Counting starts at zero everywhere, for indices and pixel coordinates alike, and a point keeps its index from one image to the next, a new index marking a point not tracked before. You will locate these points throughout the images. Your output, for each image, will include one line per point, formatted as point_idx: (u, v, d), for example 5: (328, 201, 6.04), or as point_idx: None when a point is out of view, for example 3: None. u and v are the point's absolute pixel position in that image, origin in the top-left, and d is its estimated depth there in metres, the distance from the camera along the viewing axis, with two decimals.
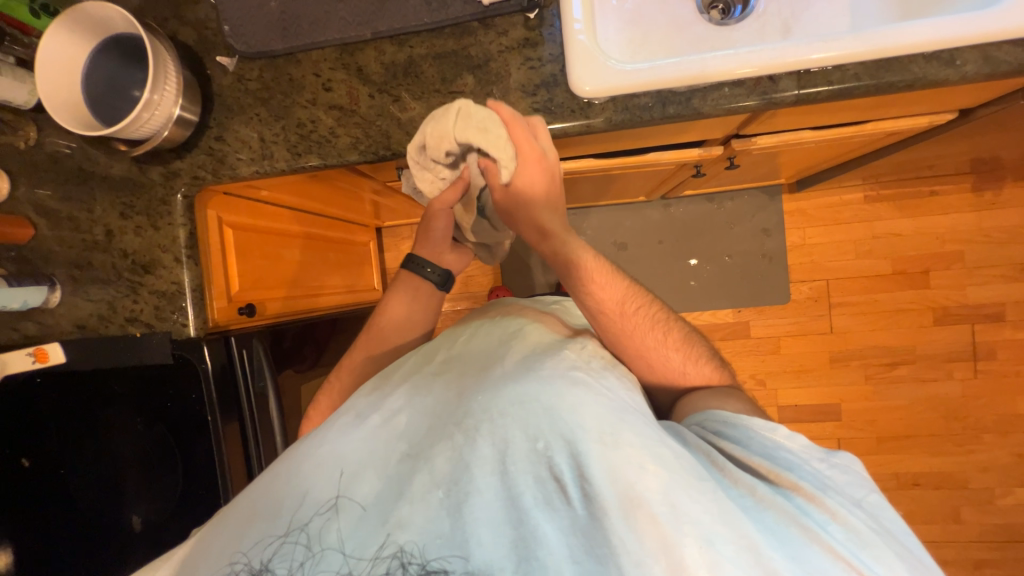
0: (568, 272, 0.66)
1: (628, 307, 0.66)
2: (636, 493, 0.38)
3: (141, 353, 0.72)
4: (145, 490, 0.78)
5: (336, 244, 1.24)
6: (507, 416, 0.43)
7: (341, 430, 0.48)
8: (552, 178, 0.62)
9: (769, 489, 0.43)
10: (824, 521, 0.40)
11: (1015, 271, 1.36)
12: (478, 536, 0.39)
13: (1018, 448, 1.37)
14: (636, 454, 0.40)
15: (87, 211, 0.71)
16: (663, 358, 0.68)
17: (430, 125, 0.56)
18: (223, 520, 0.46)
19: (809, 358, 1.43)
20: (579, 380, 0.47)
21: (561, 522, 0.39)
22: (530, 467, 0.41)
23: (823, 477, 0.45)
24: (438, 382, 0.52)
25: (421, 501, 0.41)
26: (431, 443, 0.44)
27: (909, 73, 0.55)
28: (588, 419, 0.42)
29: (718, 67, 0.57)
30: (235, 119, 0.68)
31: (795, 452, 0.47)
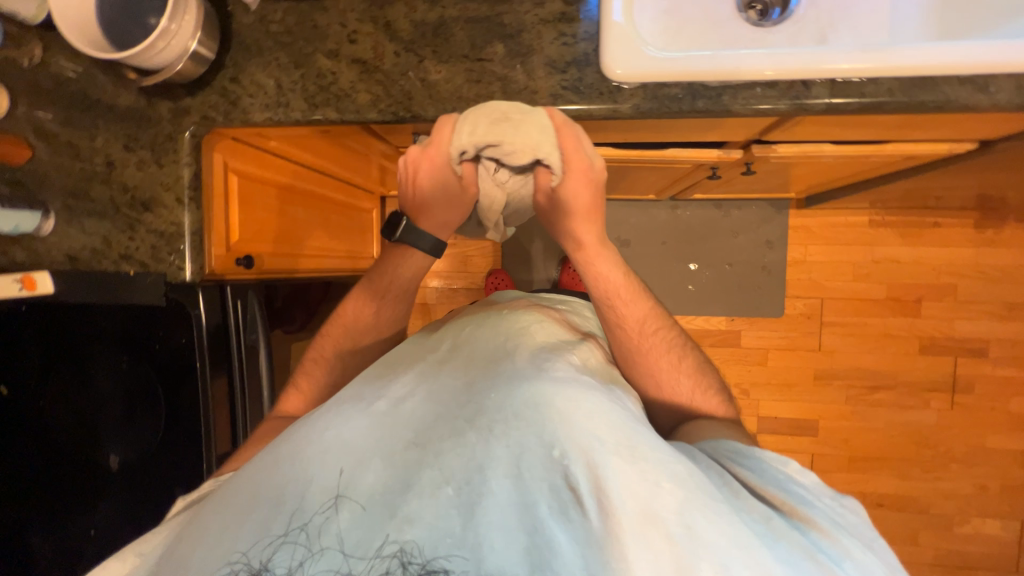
0: (593, 285, 0.68)
1: (646, 327, 0.69)
2: (653, 511, 0.38)
3: (132, 291, 0.71)
4: (125, 430, 0.76)
5: (340, 207, 1.22)
6: (522, 419, 0.42)
7: (346, 415, 0.47)
8: (597, 188, 0.62)
9: (785, 522, 0.40)
10: (840, 558, 0.39)
11: (1003, 309, 1.39)
12: (490, 540, 0.38)
13: (982, 480, 1.42)
14: (653, 469, 0.39)
15: (89, 139, 0.69)
16: (672, 382, 0.69)
17: (500, 126, 0.54)
18: (221, 499, 0.45)
19: (793, 373, 1.46)
20: (592, 387, 0.47)
21: (575, 532, 0.38)
22: (544, 473, 0.40)
23: (836, 513, 0.44)
24: (446, 373, 0.51)
25: (431, 496, 0.40)
26: (441, 437, 0.43)
27: (942, 94, 0.55)
28: (604, 429, 0.42)
29: (753, 65, 0.56)
30: (253, 61, 0.66)
31: (805, 488, 0.46)
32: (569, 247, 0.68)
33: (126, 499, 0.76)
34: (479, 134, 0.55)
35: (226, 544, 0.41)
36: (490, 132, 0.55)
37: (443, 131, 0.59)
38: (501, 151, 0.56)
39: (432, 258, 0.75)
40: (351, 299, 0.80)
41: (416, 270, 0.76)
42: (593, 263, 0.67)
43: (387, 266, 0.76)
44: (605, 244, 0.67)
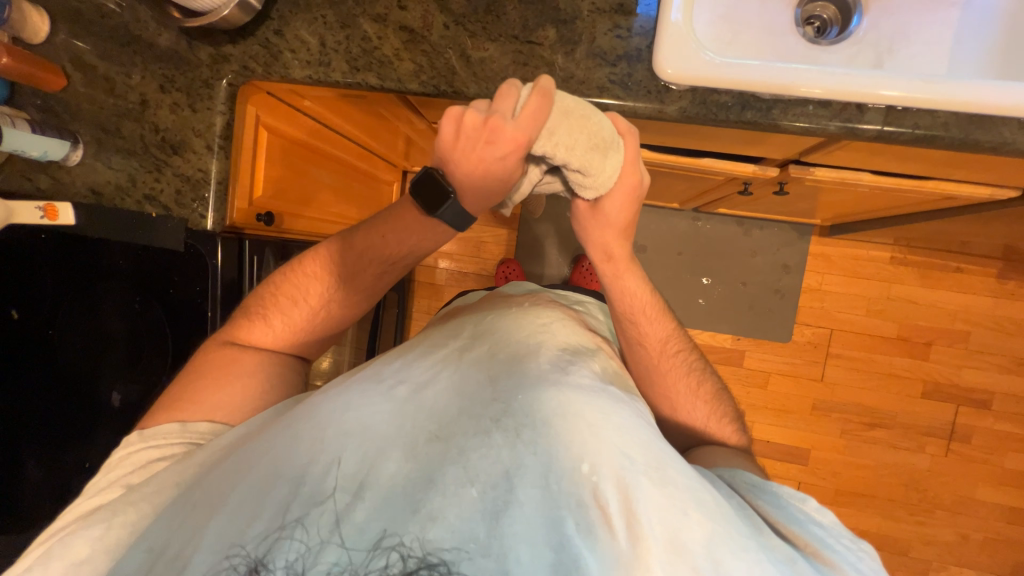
0: (618, 301, 0.68)
1: (668, 347, 0.69)
2: (679, 540, 0.39)
3: (153, 233, 0.71)
4: (131, 370, 0.78)
5: (362, 176, 1.21)
6: (551, 426, 0.42)
7: (367, 398, 0.46)
8: (637, 204, 0.62)
9: (808, 564, 0.42)
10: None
11: (1013, 363, 1.37)
12: (515, 553, 0.38)
13: (965, 530, 1.41)
14: (681, 497, 0.40)
15: (125, 75, 0.68)
16: (688, 406, 0.68)
17: (596, 155, 0.52)
18: (235, 473, 0.45)
19: (792, 400, 1.45)
20: (619, 398, 0.47)
21: (602, 554, 0.38)
22: (573, 488, 0.40)
23: (854, 558, 0.45)
24: (469, 361, 0.49)
25: (456, 497, 0.39)
26: (465, 434, 0.43)
27: (998, 135, 0.53)
28: (634, 448, 0.42)
29: (809, 82, 0.54)
30: (300, 16, 0.64)
31: (824, 526, 0.47)
32: (598, 259, 0.67)
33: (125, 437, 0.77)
34: (576, 155, 0.52)
35: (239, 529, 0.41)
36: (586, 159, 0.52)
37: (541, 122, 0.50)
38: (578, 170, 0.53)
39: (456, 233, 0.66)
40: (318, 246, 0.71)
41: (432, 240, 0.67)
42: (621, 279, 0.67)
43: (395, 229, 0.66)
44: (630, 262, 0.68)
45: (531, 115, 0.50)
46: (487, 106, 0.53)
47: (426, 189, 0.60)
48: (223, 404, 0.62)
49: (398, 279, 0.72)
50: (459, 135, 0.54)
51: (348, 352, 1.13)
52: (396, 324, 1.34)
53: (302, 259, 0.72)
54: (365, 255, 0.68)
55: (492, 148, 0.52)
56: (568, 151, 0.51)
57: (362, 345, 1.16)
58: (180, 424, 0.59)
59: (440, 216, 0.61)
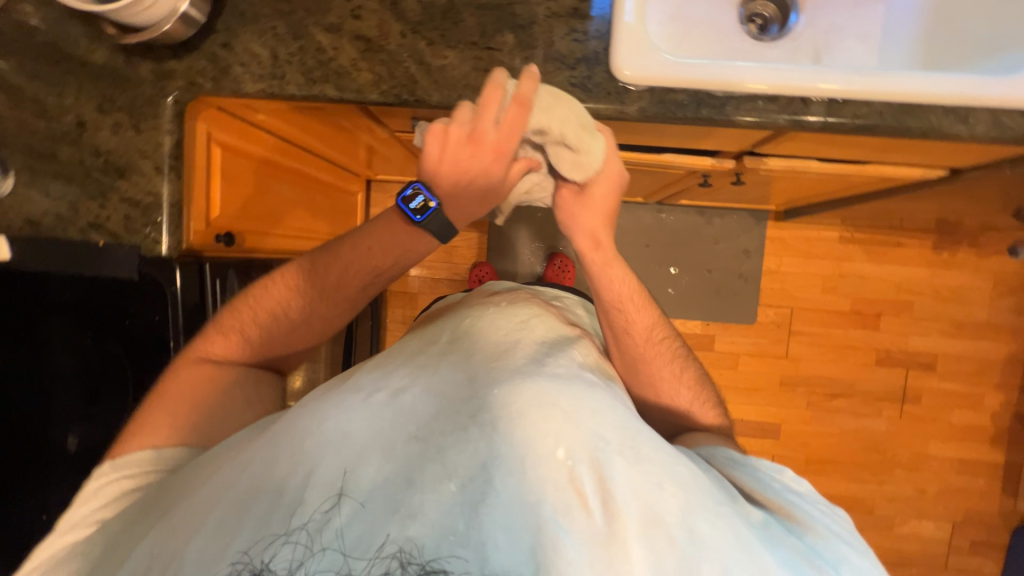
0: (605, 292, 0.68)
1: (653, 335, 0.70)
2: (656, 512, 0.39)
3: (101, 264, 0.66)
4: (87, 408, 0.72)
5: (325, 188, 1.17)
6: (526, 416, 0.41)
7: (344, 406, 0.45)
8: (618, 193, 0.66)
9: (782, 527, 0.43)
10: (836, 561, 0.42)
11: (952, 327, 1.49)
12: (493, 539, 0.38)
13: (922, 484, 1.53)
14: (657, 472, 0.41)
15: (57, 96, 0.64)
16: (673, 392, 0.70)
17: (586, 135, 0.55)
18: (216, 489, 0.45)
19: (761, 378, 1.52)
20: (593, 383, 0.48)
21: (579, 533, 0.38)
22: (549, 473, 0.39)
23: (830, 520, 0.46)
24: (447, 359, 0.49)
25: (433, 492, 0.40)
26: (442, 432, 0.42)
27: (926, 122, 0.58)
28: (609, 429, 0.42)
29: (755, 78, 0.57)
30: (248, 28, 0.62)
31: (801, 494, 0.50)
32: (582, 251, 0.68)
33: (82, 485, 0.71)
34: (569, 132, 0.54)
35: (229, 541, 0.41)
36: (578, 136, 0.55)
37: (523, 129, 0.53)
38: (571, 147, 0.55)
39: (440, 242, 0.65)
40: (284, 268, 0.68)
41: (416, 250, 0.65)
42: (609, 268, 0.68)
43: (379, 235, 0.65)
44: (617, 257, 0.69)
45: (512, 124, 0.52)
46: (465, 115, 0.54)
47: (411, 200, 0.60)
48: (199, 426, 0.61)
49: (382, 288, 0.70)
50: (445, 151, 0.55)
51: (323, 369, 1.09)
52: (371, 336, 1.31)
53: (274, 273, 0.69)
54: (348, 268, 0.66)
55: (477, 157, 0.54)
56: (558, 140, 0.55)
57: (337, 360, 1.13)
58: (152, 450, 0.57)
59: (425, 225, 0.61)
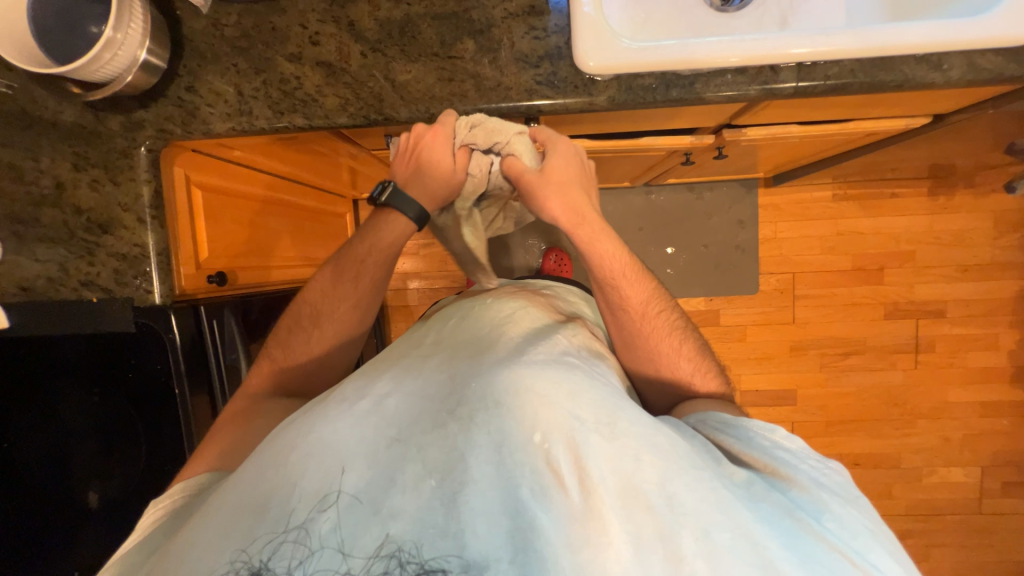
0: (597, 269, 0.66)
1: (648, 310, 0.69)
2: (633, 484, 0.40)
3: (99, 320, 0.67)
4: (101, 465, 0.72)
5: (311, 215, 1.18)
6: (503, 405, 0.44)
7: (331, 417, 0.48)
8: (582, 166, 0.66)
9: (765, 485, 0.45)
10: (818, 512, 0.43)
11: (958, 271, 1.47)
12: (473, 526, 0.40)
13: (946, 432, 1.51)
14: (632, 445, 0.42)
15: (32, 160, 0.64)
16: (672, 366, 0.70)
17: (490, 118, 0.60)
18: (211, 510, 0.46)
19: (771, 346, 1.51)
20: (569, 369, 0.50)
21: (557, 511, 0.40)
22: (526, 458, 0.42)
23: (817, 474, 0.47)
24: (430, 367, 0.52)
25: (416, 489, 0.42)
26: (424, 431, 0.45)
27: (900, 73, 0.57)
28: (583, 409, 0.44)
29: (723, 53, 0.56)
30: (209, 68, 0.62)
31: (792, 451, 0.49)
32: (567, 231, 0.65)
33: (107, 539, 0.72)
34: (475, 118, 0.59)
35: (219, 548, 0.42)
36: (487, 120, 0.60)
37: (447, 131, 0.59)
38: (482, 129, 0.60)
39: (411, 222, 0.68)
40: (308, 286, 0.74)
41: (393, 233, 0.68)
42: (595, 242, 0.65)
43: (368, 231, 0.69)
44: (606, 229, 0.66)
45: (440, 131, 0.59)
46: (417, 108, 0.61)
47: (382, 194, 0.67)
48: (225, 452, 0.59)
49: (381, 284, 0.72)
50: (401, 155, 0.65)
51: None
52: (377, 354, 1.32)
53: (308, 286, 0.74)
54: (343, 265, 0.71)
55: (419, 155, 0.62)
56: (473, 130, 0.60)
57: None
58: (185, 482, 0.56)
59: (386, 199, 0.66)
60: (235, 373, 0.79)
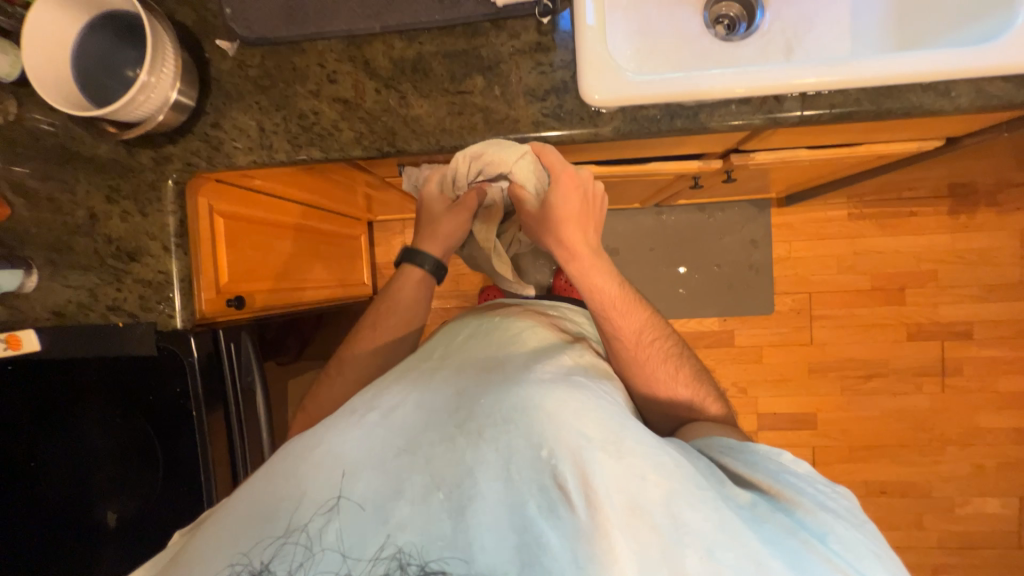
0: (589, 300, 0.68)
1: (642, 338, 0.70)
2: (638, 503, 0.41)
3: (124, 343, 0.69)
4: (119, 485, 0.74)
5: (328, 237, 1.21)
6: (512, 422, 0.45)
7: (339, 427, 0.48)
8: (587, 199, 0.66)
9: (769, 505, 0.44)
10: (822, 532, 0.43)
11: (984, 291, 1.43)
12: (481, 541, 0.41)
13: (979, 460, 1.44)
14: (639, 464, 0.43)
15: (69, 193, 0.68)
16: (669, 391, 0.70)
17: (492, 146, 0.61)
18: (213, 522, 0.45)
19: (789, 368, 1.48)
20: (577, 386, 0.51)
21: (564, 527, 0.41)
22: (534, 474, 0.42)
23: (824, 497, 0.46)
24: (437, 380, 0.53)
25: (424, 502, 0.42)
26: (432, 443, 0.45)
27: (907, 101, 0.57)
28: (590, 427, 0.45)
29: (727, 84, 0.57)
30: (234, 105, 0.66)
31: (797, 475, 0.49)
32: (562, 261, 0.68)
33: (124, 559, 0.73)
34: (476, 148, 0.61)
35: (223, 550, 0.42)
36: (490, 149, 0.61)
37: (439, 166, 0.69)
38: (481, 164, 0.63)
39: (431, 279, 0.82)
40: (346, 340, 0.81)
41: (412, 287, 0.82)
42: (587, 275, 0.67)
43: (392, 289, 0.82)
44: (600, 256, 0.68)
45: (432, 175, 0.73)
46: (425, 143, 0.63)
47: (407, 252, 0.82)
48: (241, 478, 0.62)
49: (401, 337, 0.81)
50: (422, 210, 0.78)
51: None
52: None
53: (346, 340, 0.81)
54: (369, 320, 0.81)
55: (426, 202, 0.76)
56: (474, 159, 0.62)
57: None
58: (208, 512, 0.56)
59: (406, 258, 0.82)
60: (252, 395, 0.79)
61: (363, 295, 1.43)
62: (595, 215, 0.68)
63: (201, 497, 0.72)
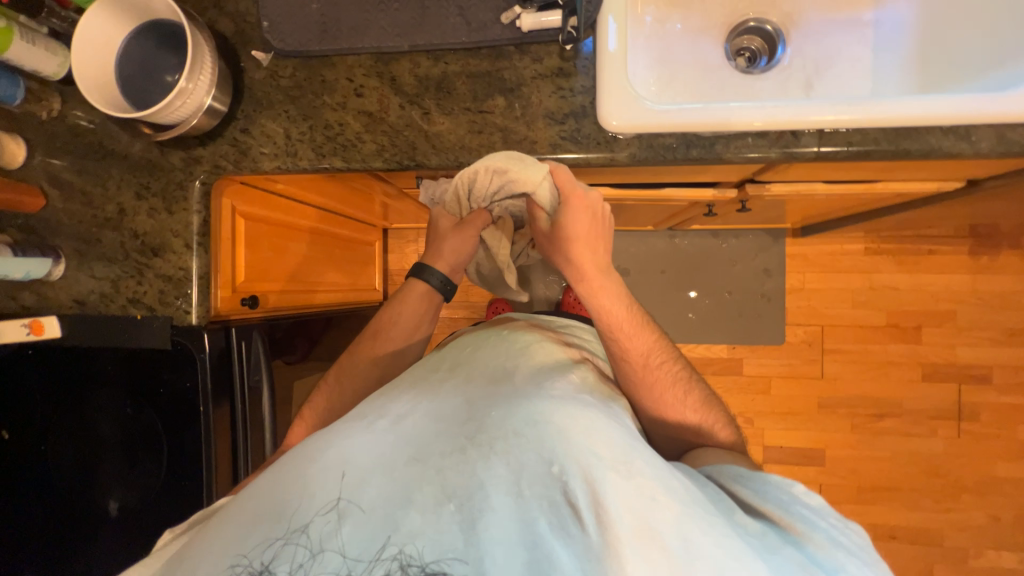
0: (598, 321, 0.68)
1: (651, 361, 0.69)
2: (649, 525, 0.40)
3: (140, 335, 0.71)
4: (124, 475, 0.76)
5: (343, 242, 1.23)
6: (523, 435, 0.45)
7: (348, 432, 0.48)
8: (598, 219, 0.65)
9: (779, 537, 0.43)
10: (834, 569, 0.41)
11: (1004, 335, 1.39)
12: (491, 555, 0.40)
13: (995, 510, 1.39)
14: (649, 485, 0.42)
15: (102, 188, 0.71)
16: (677, 416, 0.69)
17: (515, 162, 0.59)
18: (220, 519, 0.46)
19: (798, 401, 1.45)
20: (587, 403, 0.51)
21: (574, 545, 0.41)
22: (544, 490, 0.43)
23: (837, 533, 0.45)
24: (447, 390, 0.53)
25: (433, 513, 0.42)
26: (442, 453, 0.45)
27: (926, 143, 0.57)
28: (601, 446, 0.45)
29: (744, 116, 0.58)
30: (263, 113, 0.68)
31: (810, 507, 0.47)
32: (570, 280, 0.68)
33: (121, 549, 0.74)
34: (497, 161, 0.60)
35: (229, 553, 0.42)
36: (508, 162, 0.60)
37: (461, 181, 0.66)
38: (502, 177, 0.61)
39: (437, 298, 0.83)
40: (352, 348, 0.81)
41: (417, 306, 0.82)
42: (595, 296, 0.67)
43: (397, 304, 0.82)
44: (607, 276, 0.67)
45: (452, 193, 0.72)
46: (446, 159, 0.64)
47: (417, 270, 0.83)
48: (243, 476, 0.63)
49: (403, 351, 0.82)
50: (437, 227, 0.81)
51: None
52: None
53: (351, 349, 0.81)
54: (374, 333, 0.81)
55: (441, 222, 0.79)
56: (497, 174, 0.61)
57: None
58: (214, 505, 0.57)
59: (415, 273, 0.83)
60: (258, 395, 0.80)
61: (373, 300, 1.44)
62: (604, 234, 0.67)
63: (200, 492, 0.73)
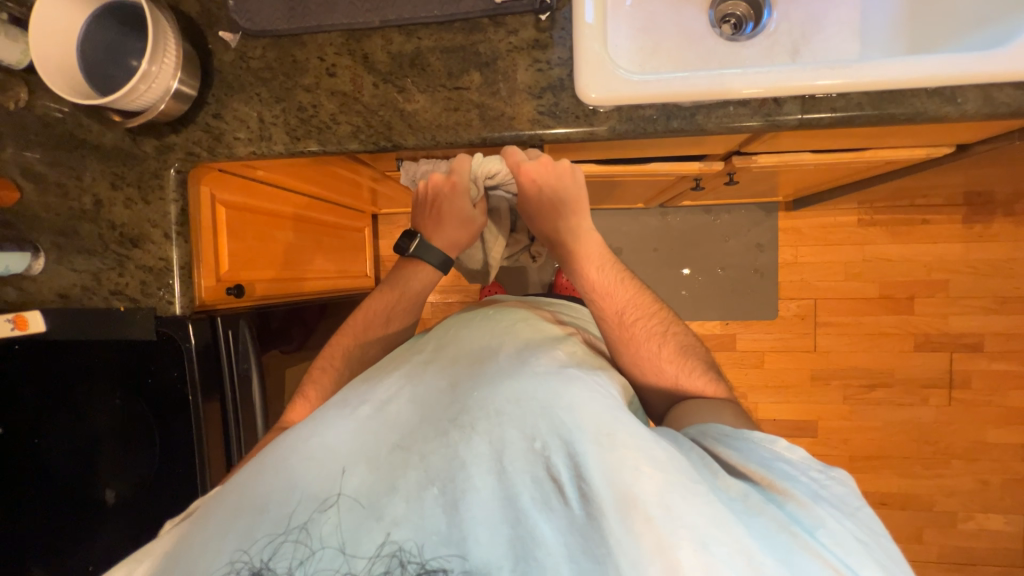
0: (578, 280, 0.72)
1: (627, 317, 0.70)
2: (632, 493, 0.40)
3: (124, 327, 0.71)
4: (118, 465, 0.76)
5: (330, 229, 1.22)
6: (503, 414, 0.46)
7: (331, 421, 0.49)
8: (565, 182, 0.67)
9: (761, 498, 0.43)
10: (813, 527, 0.41)
11: (996, 304, 1.39)
12: (475, 535, 0.41)
13: (984, 475, 1.41)
14: (632, 455, 0.42)
15: (76, 178, 0.70)
16: (656, 370, 0.69)
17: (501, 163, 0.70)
18: (209, 512, 0.46)
19: (790, 374, 1.46)
20: (571, 378, 0.51)
21: (558, 520, 0.41)
22: (527, 466, 0.43)
23: (818, 487, 0.45)
24: (431, 374, 0.54)
25: (417, 498, 0.42)
26: (426, 439, 0.46)
27: (911, 106, 0.56)
28: (583, 420, 0.45)
29: (726, 84, 0.56)
30: (235, 97, 0.66)
31: (793, 463, 0.47)
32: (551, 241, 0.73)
33: (120, 536, 0.76)
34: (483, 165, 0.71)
35: (219, 551, 0.42)
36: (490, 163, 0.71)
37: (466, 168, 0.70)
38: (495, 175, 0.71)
39: (437, 272, 0.80)
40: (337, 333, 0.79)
41: (415, 282, 0.80)
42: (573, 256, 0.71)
43: (394, 279, 0.80)
44: (579, 238, 0.71)
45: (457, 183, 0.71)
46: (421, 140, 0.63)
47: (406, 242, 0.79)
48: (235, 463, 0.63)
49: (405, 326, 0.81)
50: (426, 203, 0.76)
51: None
52: None
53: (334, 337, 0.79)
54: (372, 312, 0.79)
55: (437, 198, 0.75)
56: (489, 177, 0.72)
57: None
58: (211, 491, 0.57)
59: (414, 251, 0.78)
60: (247, 383, 0.80)
61: (365, 287, 1.44)
62: (577, 200, 0.69)
63: (193, 479, 0.74)
